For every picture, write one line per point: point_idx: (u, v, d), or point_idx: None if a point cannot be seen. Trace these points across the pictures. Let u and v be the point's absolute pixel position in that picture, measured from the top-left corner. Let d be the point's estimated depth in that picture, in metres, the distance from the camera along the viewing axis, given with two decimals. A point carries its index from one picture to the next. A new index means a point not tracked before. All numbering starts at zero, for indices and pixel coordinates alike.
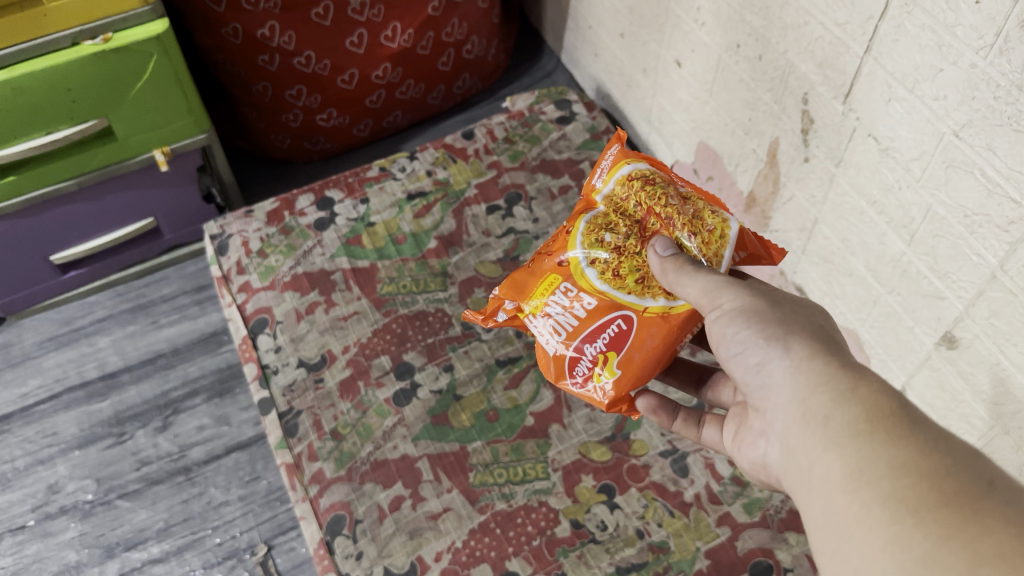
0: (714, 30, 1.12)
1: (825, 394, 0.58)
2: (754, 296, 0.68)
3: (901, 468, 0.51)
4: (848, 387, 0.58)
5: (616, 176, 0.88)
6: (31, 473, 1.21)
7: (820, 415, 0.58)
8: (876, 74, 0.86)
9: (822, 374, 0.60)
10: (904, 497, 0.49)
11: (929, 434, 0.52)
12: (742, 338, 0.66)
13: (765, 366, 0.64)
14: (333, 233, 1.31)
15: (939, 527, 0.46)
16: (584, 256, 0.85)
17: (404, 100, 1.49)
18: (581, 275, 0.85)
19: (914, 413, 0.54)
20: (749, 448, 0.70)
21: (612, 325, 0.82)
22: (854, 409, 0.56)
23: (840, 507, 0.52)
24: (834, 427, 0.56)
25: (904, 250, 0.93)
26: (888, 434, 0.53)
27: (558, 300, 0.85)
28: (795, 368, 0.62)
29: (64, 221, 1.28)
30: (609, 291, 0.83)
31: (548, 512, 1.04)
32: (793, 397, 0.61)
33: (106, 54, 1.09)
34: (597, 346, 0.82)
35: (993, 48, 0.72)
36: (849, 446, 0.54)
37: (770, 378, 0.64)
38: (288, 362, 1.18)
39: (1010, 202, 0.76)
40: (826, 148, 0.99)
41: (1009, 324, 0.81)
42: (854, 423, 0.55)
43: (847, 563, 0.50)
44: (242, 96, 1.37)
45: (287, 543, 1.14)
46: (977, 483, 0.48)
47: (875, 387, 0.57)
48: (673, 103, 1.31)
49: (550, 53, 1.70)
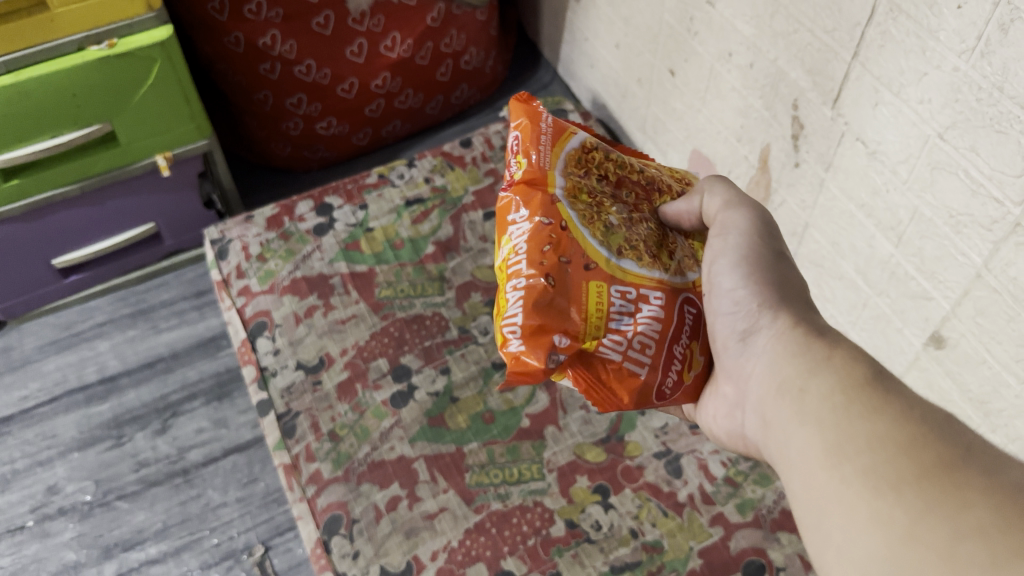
0: (706, 40, 1.14)
1: (803, 367, 0.59)
2: (754, 239, 0.70)
3: (878, 438, 0.48)
4: (825, 356, 0.58)
5: (569, 151, 0.80)
6: (31, 474, 1.22)
7: (798, 389, 0.57)
8: (864, 79, 0.89)
9: (800, 345, 0.61)
10: (882, 470, 0.47)
11: (904, 401, 0.50)
12: (737, 297, 0.69)
13: (754, 333, 0.66)
14: (333, 238, 1.33)
15: (919, 501, 0.44)
16: (608, 249, 0.74)
17: (402, 110, 1.52)
18: (623, 270, 0.74)
19: (888, 381, 0.53)
20: (724, 418, 0.71)
21: (685, 315, 0.75)
22: (830, 381, 0.55)
23: (819, 484, 0.50)
24: (812, 402, 0.55)
25: (892, 252, 0.94)
26: (865, 406, 0.51)
27: (622, 312, 0.72)
28: (777, 337, 0.64)
29: (67, 225, 1.30)
30: (662, 278, 0.75)
31: (543, 512, 1.05)
32: (775, 369, 0.61)
33: (111, 60, 1.11)
34: (683, 344, 0.73)
35: (975, 51, 0.74)
36: (827, 421, 0.52)
37: (755, 345, 0.66)
38: (287, 364, 1.19)
39: (993, 202, 0.78)
40: (816, 153, 1.01)
41: (994, 322, 0.83)
42: (832, 394, 0.54)
43: (830, 541, 0.48)
44: (243, 104, 1.39)
45: (284, 543, 1.15)
46: (955, 450, 0.46)
47: (851, 357, 0.56)
48: (667, 113, 1.34)
49: (547, 65, 1.73)
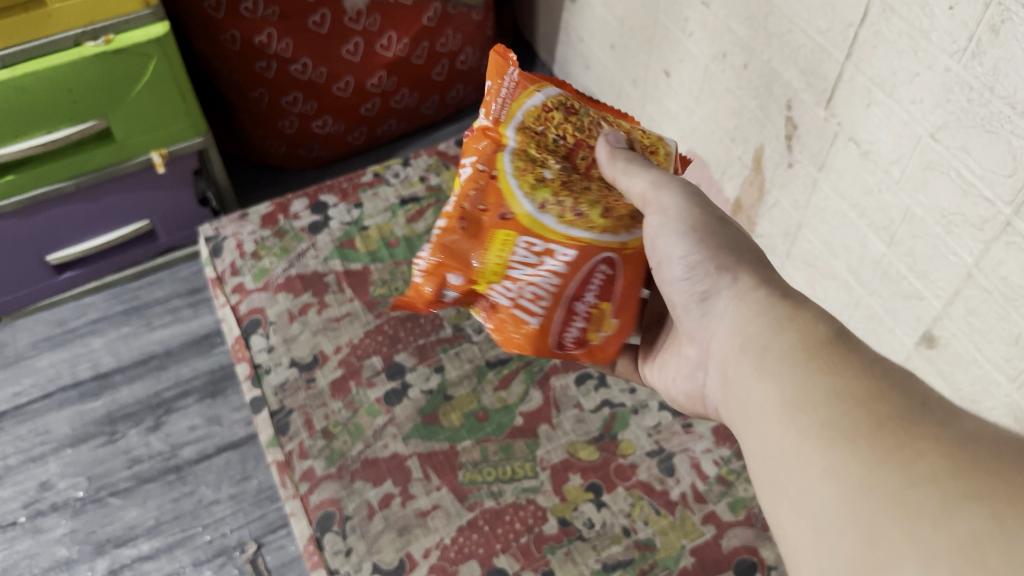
0: (701, 41, 1.15)
1: (765, 324, 0.60)
2: (696, 210, 0.72)
3: (836, 394, 0.51)
4: (787, 316, 0.60)
5: (529, 106, 0.84)
6: (23, 470, 1.21)
7: (759, 345, 0.59)
8: (857, 80, 0.89)
9: (761, 306, 0.62)
10: (840, 424, 0.49)
11: (861, 359, 0.53)
12: (692, 263, 0.69)
13: (712, 295, 0.67)
14: (327, 237, 1.33)
15: (873, 453, 0.47)
16: (531, 204, 0.81)
17: (398, 109, 1.52)
18: (539, 223, 0.80)
19: (847, 339, 0.56)
20: (686, 379, 0.76)
21: (596, 274, 0.79)
22: (790, 338, 0.57)
23: (777, 436, 0.53)
24: (772, 356, 0.57)
25: (884, 252, 0.95)
26: (823, 361, 0.54)
27: (523, 261, 0.79)
28: (738, 298, 0.65)
29: (61, 221, 1.30)
30: (580, 237, 0.78)
31: (536, 510, 1.05)
32: (735, 326, 0.63)
33: (108, 55, 1.11)
34: (587, 301, 0.79)
35: (966, 52, 0.75)
36: (786, 375, 0.55)
37: (714, 308, 0.67)
38: (281, 362, 1.19)
39: (984, 201, 0.78)
40: (809, 153, 1.02)
41: (985, 322, 0.83)
42: (793, 352, 0.56)
43: (786, 494, 0.50)
44: (239, 102, 1.39)
45: (277, 541, 1.15)
46: (911, 405, 0.49)
47: (811, 316, 0.59)
48: (662, 113, 1.34)
49: (543, 66, 1.73)
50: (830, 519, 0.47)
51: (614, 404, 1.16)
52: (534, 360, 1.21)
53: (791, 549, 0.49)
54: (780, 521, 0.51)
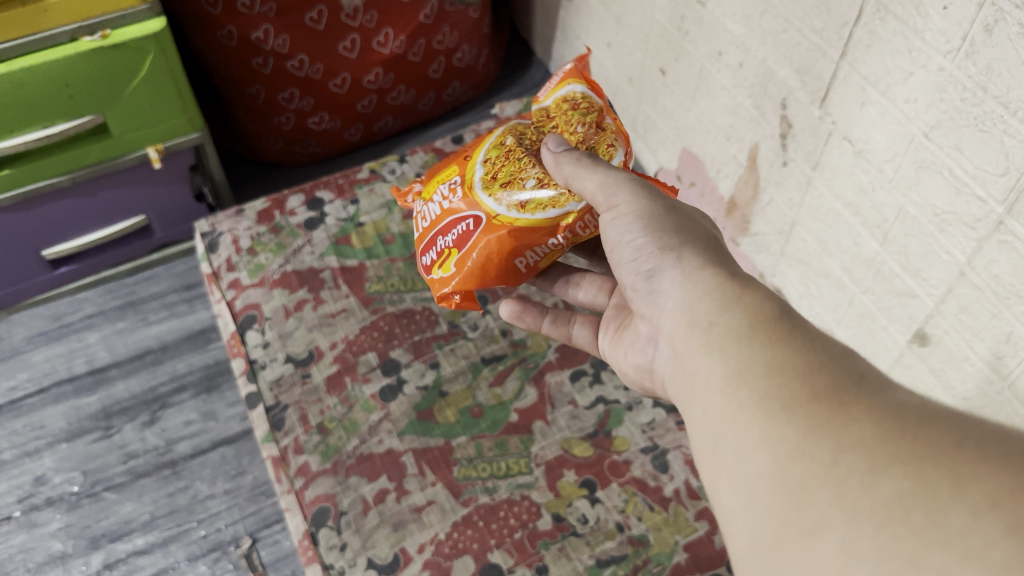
0: (697, 39, 1.15)
1: (711, 302, 0.60)
2: (649, 200, 0.72)
3: (779, 367, 0.52)
4: (734, 294, 0.60)
5: (556, 94, 0.99)
6: (18, 465, 1.21)
7: (705, 322, 0.59)
8: (851, 78, 0.90)
9: (708, 284, 0.62)
10: (778, 396, 0.50)
11: (804, 336, 0.54)
12: (636, 245, 0.70)
13: (658, 274, 0.67)
14: (323, 233, 1.33)
15: (809, 422, 0.47)
16: (484, 157, 0.97)
17: (394, 106, 1.52)
18: (473, 170, 0.97)
19: (793, 317, 0.56)
20: (635, 354, 0.76)
21: (462, 224, 0.94)
22: (737, 315, 0.58)
23: (719, 409, 0.53)
24: (717, 332, 0.58)
25: (877, 250, 0.96)
26: (768, 337, 0.54)
27: (442, 191, 1.00)
28: (686, 277, 0.65)
29: (57, 215, 1.29)
30: (474, 190, 0.94)
31: (531, 506, 1.06)
32: (682, 303, 0.63)
33: (103, 50, 1.11)
34: (446, 240, 0.95)
35: (960, 52, 0.75)
36: (731, 350, 0.55)
37: (660, 286, 0.67)
38: (277, 357, 1.19)
39: (977, 200, 0.79)
40: (804, 151, 1.02)
41: (977, 319, 0.84)
42: (740, 327, 0.56)
43: (724, 464, 0.51)
44: (236, 99, 1.39)
45: (271, 536, 1.16)
46: (849, 377, 0.50)
47: (759, 294, 0.59)
48: (657, 111, 1.34)
49: (539, 63, 1.74)
50: (764, 487, 0.47)
51: (608, 400, 1.16)
52: (529, 357, 1.21)
53: (726, 519, 0.50)
54: (717, 492, 0.51)
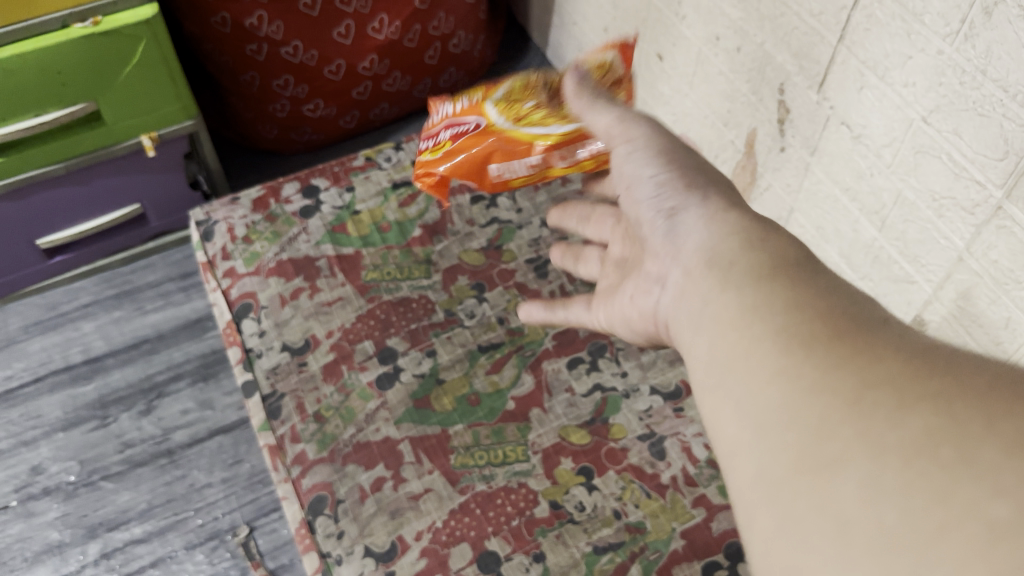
0: (693, 24, 1.14)
1: (734, 243, 0.57)
2: (667, 139, 0.70)
3: (798, 306, 0.48)
4: (759, 238, 0.56)
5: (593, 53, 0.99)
6: (15, 454, 1.22)
7: (725, 261, 0.56)
8: (849, 62, 0.89)
9: (732, 226, 0.59)
10: (798, 332, 0.46)
11: (827, 283, 0.50)
12: (659, 182, 0.67)
13: (679, 213, 0.64)
14: (319, 221, 1.32)
15: (830, 357, 0.44)
16: (507, 86, 1.01)
17: (390, 93, 1.51)
18: (497, 88, 1.01)
19: (816, 265, 0.53)
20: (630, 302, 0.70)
21: (464, 125, 0.96)
22: (760, 257, 0.54)
23: (730, 342, 0.50)
24: (736, 271, 0.54)
25: (876, 236, 0.95)
26: (790, 278, 0.51)
27: (462, 99, 1.03)
28: (709, 218, 0.61)
29: (52, 204, 1.29)
30: (488, 107, 0.97)
31: (528, 493, 1.06)
32: (702, 244, 0.59)
33: (96, 36, 1.10)
34: (447, 134, 0.97)
35: (959, 35, 0.74)
36: (748, 288, 0.52)
37: (680, 225, 0.63)
38: (273, 346, 1.19)
39: (975, 185, 0.79)
40: (802, 137, 1.01)
41: (975, 306, 0.84)
42: (756, 269, 0.53)
43: (731, 396, 0.48)
44: (230, 86, 1.38)
45: (269, 524, 1.16)
46: (872, 321, 0.47)
47: (783, 241, 0.56)
48: (654, 97, 1.33)
49: (535, 50, 1.72)
50: (776, 418, 0.44)
51: (605, 388, 1.16)
52: (526, 345, 1.20)
53: (728, 449, 0.47)
54: (720, 422, 0.48)
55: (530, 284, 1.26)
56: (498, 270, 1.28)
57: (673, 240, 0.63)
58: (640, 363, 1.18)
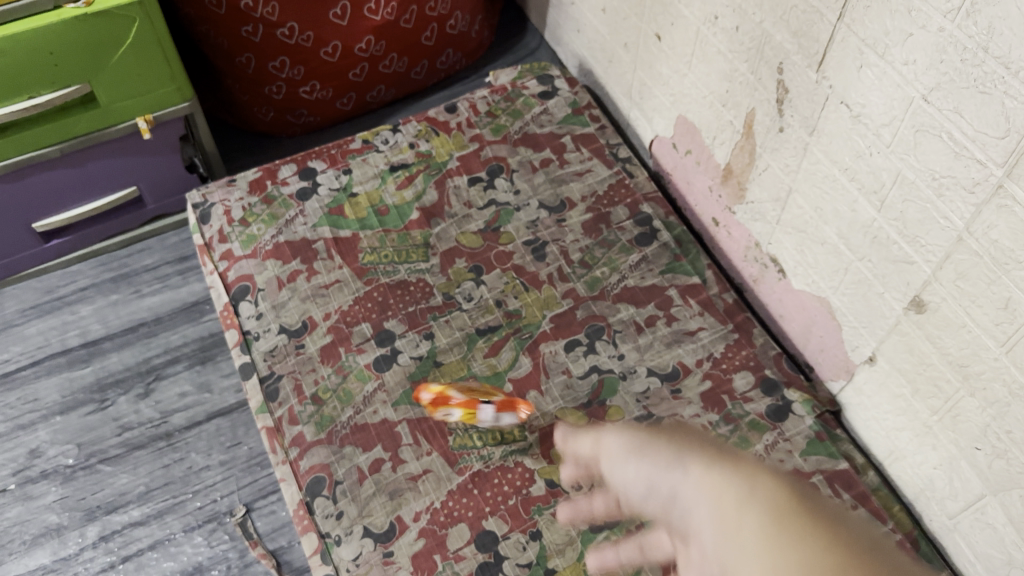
0: (692, 3, 1.13)
1: (734, 496, 0.46)
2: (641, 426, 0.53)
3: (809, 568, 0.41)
4: (753, 492, 0.46)
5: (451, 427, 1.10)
6: (13, 437, 1.22)
7: (733, 527, 0.45)
8: (849, 40, 0.88)
9: (732, 480, 0.47)
10: None
11: (837, 528, 0.43)
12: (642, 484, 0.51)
13: (671, 496, 0.49)
14: (316, 203, 1.32)
15: None
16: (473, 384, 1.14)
17: (387, 75, 1.50)
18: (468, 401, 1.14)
19: (820, 507, 0.45)
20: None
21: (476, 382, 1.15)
22: (759, 512, 0.45)
23: None
24: (739, 530, 0.45)
25: (875, 217, 0.95)
26: (796, 534, 0.43)
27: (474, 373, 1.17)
28: (703, 483, 0.48)
29: (47, 187, 1.28)
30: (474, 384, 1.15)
31: (524, 472, 1.07)
32: (704, 516, 0.47)
33: (88, 18, 1.09)
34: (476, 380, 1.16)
35: (960, 11, 0.74)
36: (761, 557, 0.43)
37: (678, 512, 0.49)
38: (270, 328, 1.19)
39: (976, 163, 0.78)
40: (800, 116, 1.01)
41: (974, 286, 0.83)
42: (758, 528, 0.44)
43: None
44: (226, 67, 1.38)
45: (267, 506, 1.17)
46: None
47: (776, 480, 0.46)
48: (653, 78, 1.32)
49: (534, 31, 1.71)
50: None
51: (602, 369, 1.15)
52: (524, 327, 1.20)
53: None
54: None
55: (527, 266, 1.26)
56: (496, 253, 1.28)
57: (674, 500, 0.49)
58: (638, 345, 1.17)
